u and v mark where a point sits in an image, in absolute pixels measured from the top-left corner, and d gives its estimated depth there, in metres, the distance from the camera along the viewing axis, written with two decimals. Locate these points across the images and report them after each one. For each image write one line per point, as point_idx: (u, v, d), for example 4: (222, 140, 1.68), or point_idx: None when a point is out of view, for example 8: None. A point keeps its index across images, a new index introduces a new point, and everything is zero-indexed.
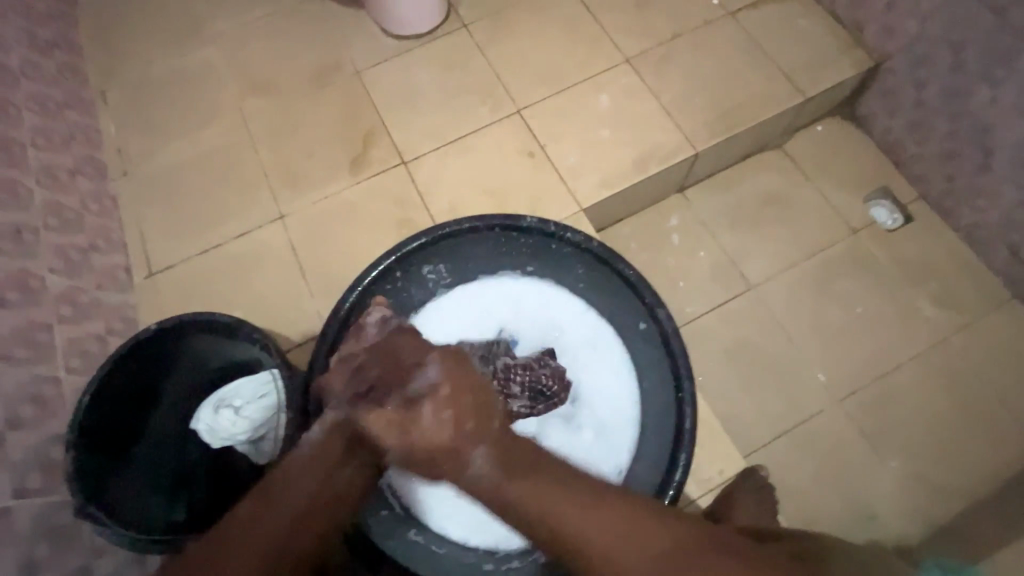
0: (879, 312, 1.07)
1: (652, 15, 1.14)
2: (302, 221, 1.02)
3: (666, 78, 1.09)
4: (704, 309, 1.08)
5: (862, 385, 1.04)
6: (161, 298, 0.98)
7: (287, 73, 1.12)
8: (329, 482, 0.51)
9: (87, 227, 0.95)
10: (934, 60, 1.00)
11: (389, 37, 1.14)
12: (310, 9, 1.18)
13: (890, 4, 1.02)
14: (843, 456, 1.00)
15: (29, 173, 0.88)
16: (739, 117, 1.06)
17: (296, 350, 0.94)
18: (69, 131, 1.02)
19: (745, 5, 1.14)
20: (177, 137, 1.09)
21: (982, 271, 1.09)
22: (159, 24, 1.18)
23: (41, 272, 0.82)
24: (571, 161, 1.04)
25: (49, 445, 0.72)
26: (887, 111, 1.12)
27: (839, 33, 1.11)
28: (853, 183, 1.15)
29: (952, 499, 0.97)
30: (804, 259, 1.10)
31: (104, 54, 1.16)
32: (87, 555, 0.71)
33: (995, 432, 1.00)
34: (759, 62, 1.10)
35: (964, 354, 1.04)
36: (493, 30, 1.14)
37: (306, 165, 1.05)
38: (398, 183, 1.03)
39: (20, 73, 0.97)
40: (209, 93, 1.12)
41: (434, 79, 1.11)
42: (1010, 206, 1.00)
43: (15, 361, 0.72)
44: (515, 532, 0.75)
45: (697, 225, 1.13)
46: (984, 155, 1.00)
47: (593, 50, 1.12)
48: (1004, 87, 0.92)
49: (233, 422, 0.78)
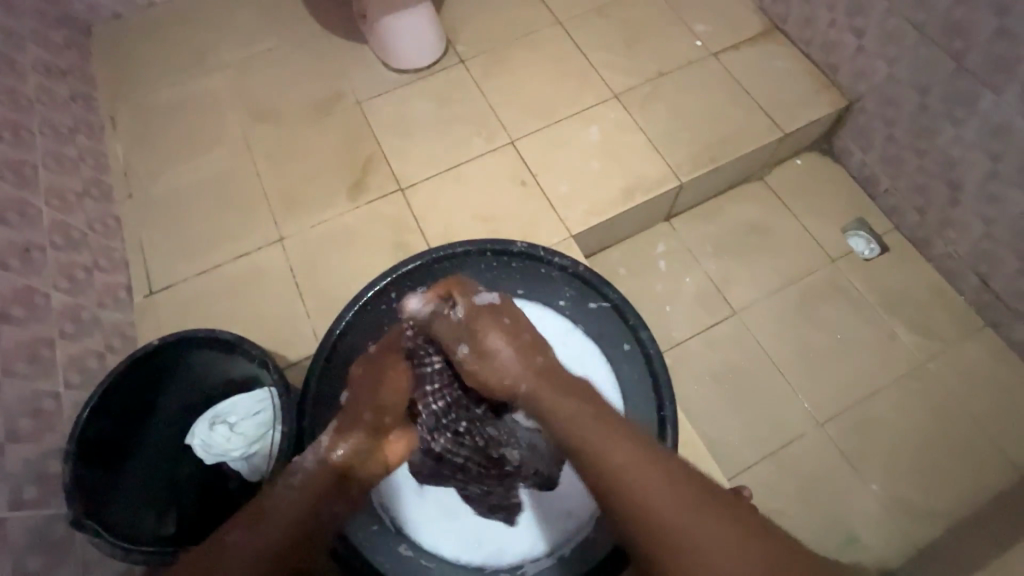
0: (858, 338, 1.11)
1: (639, 54, 1.21)
2: (301, 243, 1.05)
3: (652, 114, 1.15)
4: (689, 333, 1.12)
5: (842, 409, 1.06)
6: (160, 315, 1.00)
7: (291, 103, 1.18)
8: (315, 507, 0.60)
9: (91, 247, 0.98)
10: (902, 100, 1.07)
11: (389, 70, 1.20)
12: (314, 43, 1.24)
13: (860, 48, 1.09)
14: (825, 478, 1.02)
15: (39, 194, 0.92)
16: (721, 151, 1.12)
17: (293, 369, 0.96)
18: (79, 154, 1.06)
19: (726, 47, 1.21)
20: (182, 162, 1.13)
21: (955, 298, 1.13)
22: (169, 55, 1.24)
23: (46, 289, 0.84)
24: (561, 190, 1.09)
25: (46, 458, 0.73)
26: (861, 146, 1.18)
27: (814, 74, 1.18)
28: (831, 214, 1.20)
29: (932, 522, 0.99)
30: (786, 285, 1.15)
31: (114, 82, 1.21)
32: (78, 570, 0.72)
33: (971, 456, 1.03)
34: (739, 99, 1.16)
35: (940, 379, 1.08)
36: (488, 66, 1.21)
37: (306, 190, 1.10)
38: (396, 208, 1.08)
39: (34, 99, 1.01)
40: (216, 120, 1.17)
41: (431, 111, 1.16)
42: (978, 237, 1.05)
43: (17, 376, 0.74)
44: (504, 549, 0.77)
45: (683, 251, 1.17)
46: (952, 189, 1.05)
47: (583, 86, 1.18)
48: (966, 126, 0.98)
49: (227, 438, 0.80)
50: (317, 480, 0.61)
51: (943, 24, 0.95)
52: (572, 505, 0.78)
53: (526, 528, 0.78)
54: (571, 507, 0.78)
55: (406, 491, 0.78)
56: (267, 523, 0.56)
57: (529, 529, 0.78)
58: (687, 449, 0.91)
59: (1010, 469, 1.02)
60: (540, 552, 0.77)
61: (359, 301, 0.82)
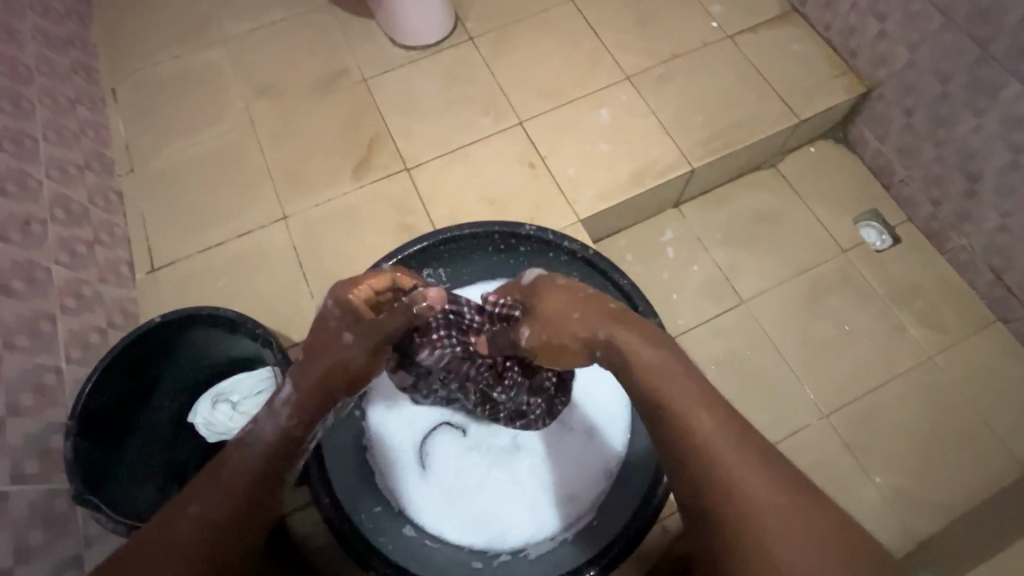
0: (865, 330, 1.10)
1: (654, 35, 1.18)
2: (304, 222, 1.04)
3: (664, 96, 1.13)
4: (695, 322, 1.10)
5: (848, 401, 1.06)
6: (162, 292, 0.99)
7: (296, 78, 1.15)
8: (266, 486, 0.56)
9: (92, 222, 0.96)
10: (922, 89, 1.04)
11: (396, 47, 1.17)
12: (320, 17, 1.21)
13: (881, 33, 1.06)
14: (829, 468, 1.02)
15: (40, 166, 0.90)
16: (734, 137, 1.09)
17: (297, 350, 0.95)
18: (80, 126, 1.04)
19: (743, 29, 1.18)
20: (184, 137, 1.11)
21: (966, 292, 1.12)
22: (171, 27, 1.21)
23: (47, 264, 0.83)
24: (569, 174, 1.07)
25: (48, 433, 0.73)
26: (877, 135, 1.15)
27: (833, 60, 1.15)
28: (843, 204, 1.18)
29: (934, 515, 0.99)
30: (795, 276, 1.13)
31: (116, 54, 1.18)
32: (81, 546, 0.72)
33: (976, 451, 1.03)
34: (754, 84, 1.13)
35: (948, 373, 1.07)
36: (498, 44, 1.18)
37: (311, 168, 1.08)
38: (402, 188, 1.06)
39: (34, 69, 0.99)
40: (219, 95, 1.14)
41: (440, 90, 1.14)
42: (994, 231, 1.03)
43: (19, 350, 0.73)
44: (507, 532, 0.77)
45: (691, 238, 1.16)
46: (969, 180, 1.03)
47: (595, 67, 1.15)
48: (987, 116, 0.96)
49: (230, 417, 0.79)
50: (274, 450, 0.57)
51: (970, 9, 0.92)
52: (574, 490, 0.78)
53: (529, 510, 0.78)
54: (575, 491, 0.78)
55: (410, 474, 0.79)
56: (208, 495, 0.52)
57: (532, 511, 0.78)
58: None
59: (1014, 464, 1.02)
60: (544, 534, 0.77)
61: None
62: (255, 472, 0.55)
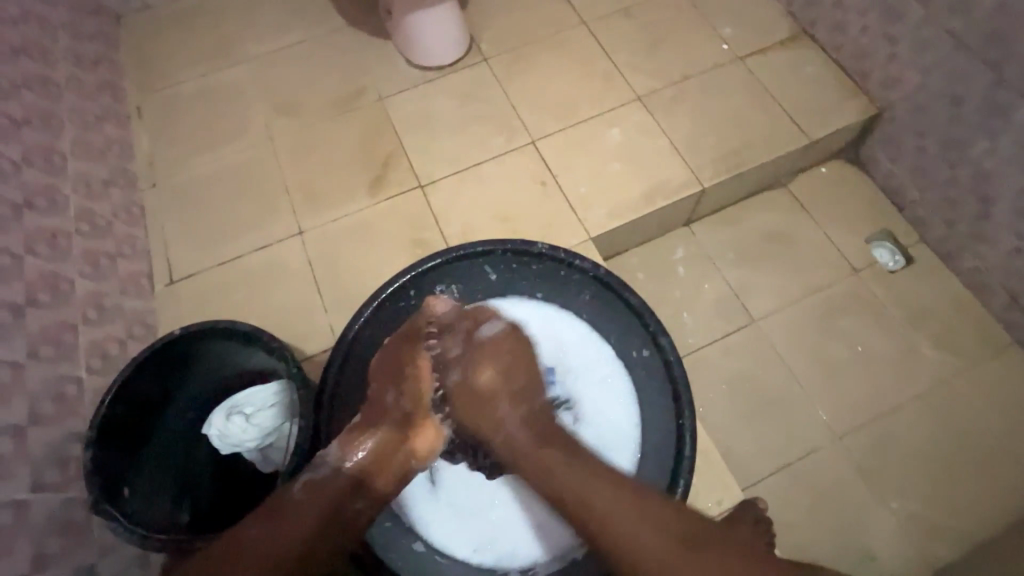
0: (878, 350, 1.09)
1: (665, 56, 1.20)
2: (320, 237, 1.06)
3: (675, 116, 1.14)
4: (706, 340, 1.10)
5: (862, 424, 1.04)
6: (180, 305, 1.01)
7: (315, 97, 1.18)
8: (337, 510, 0.61)
9: (115, 235, 0.99)
10: (935, 111, 1.04)
11: (412, 67, 1.20)
12: (340, 38, 1.24)
13: (892, 55, 1.07)
14: (843, 491, 1.00)
15: (67, 181, 0.93)
16: (745, 157, 1.10)
17: (312, 363, 0.96)
18: (106, 142, 1.07)
19: (753, 51, 1.20)
20: (204, 153, 1.14)
21: (981, 313, 1.11)
22: (195, 47, 1.25)
23: (71, 276, 0.86)
24: (581, 192, 1.08)
25: (68, 442, 0.75)
26: (889, 155, 1.16)
27: (843, 82, 1.16)
28: (856, 224, 1.18)
29: (950, 542, 0.97)
30: (807, 296, 1.13)
31: (142, 73, 1.22)
32: (97, 555, 0.73)
33: (994, 477, 1.01)
34: (766, 105, 1.14)
35: (964, 396, 1.05)
36: (512, 64, 1.20)
37: (327, 184, 1.10)
38: (415, 205, 1.08)
39: (64, 87, 1.02)
40: (240, 113, 1.17)
41: (455, 109, 1.16)
42: (1009, 253, 1.02)
43: (42, 360, 0.75)
44: (517, 550, 0.77)
45: (703, 257, 1.16)
46: (982, 203, 1.03)
47: (607, 88, 1.17)
48: (1001, 138, 0.96)
49: (243, 429, 0.80)
50: (334, 486, 0.61)
51: (982, 33, 0.92)
52: None
53: (539, 529, 0.78)
54: None
55: (420, 492, 0.79)
56: (284, 524, 0.58)
57: (542, 530, 0.78)
58: (705, 458, 0.90)
59: None
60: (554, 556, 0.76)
61: (376, 299, 0.82)
62: (324, 516, 0.59)
